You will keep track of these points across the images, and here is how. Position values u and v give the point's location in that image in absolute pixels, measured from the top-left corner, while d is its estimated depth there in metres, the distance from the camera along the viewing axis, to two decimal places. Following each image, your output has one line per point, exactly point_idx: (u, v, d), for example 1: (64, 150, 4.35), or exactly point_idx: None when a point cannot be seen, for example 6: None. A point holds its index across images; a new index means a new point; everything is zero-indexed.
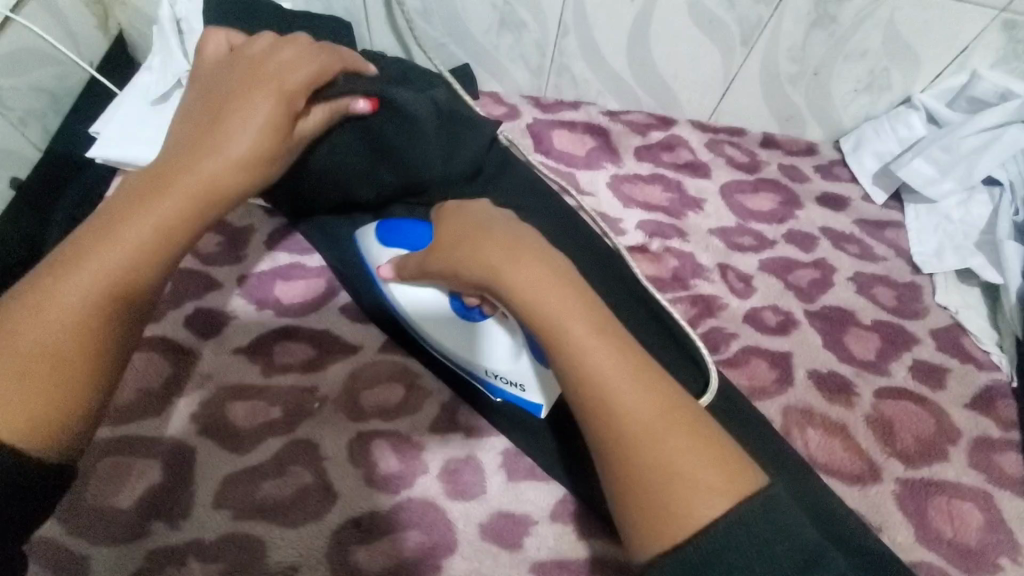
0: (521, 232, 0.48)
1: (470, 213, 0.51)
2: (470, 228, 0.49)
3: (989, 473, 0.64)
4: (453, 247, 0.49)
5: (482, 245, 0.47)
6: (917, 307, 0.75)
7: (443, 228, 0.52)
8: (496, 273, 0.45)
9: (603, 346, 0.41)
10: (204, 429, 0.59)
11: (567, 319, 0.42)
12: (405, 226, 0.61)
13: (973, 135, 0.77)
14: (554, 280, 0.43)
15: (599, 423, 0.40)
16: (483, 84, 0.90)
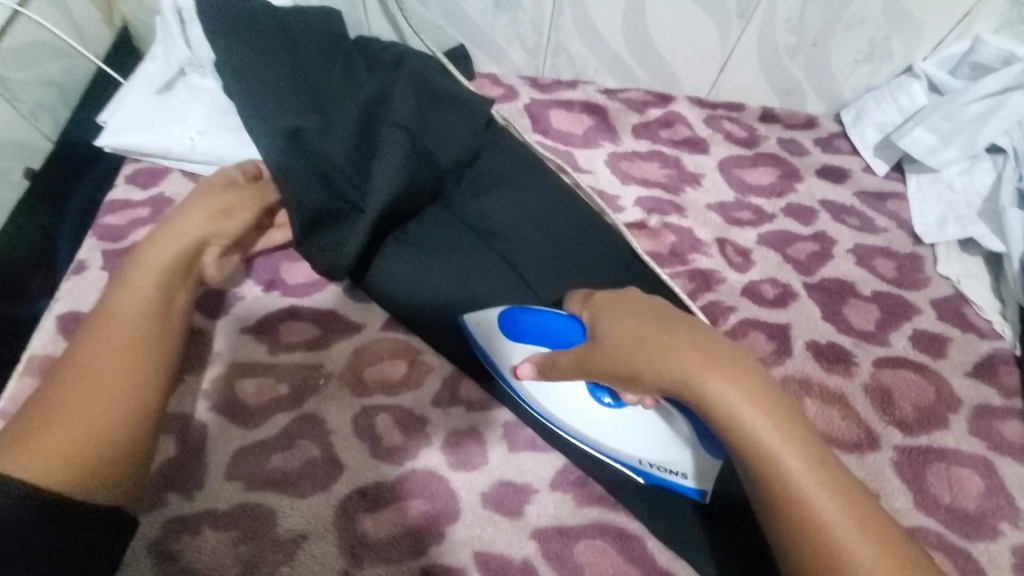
0: (706, 332, 0.44)
1: (635, 308, 0.47)
2: (653, 325, 0.44)
3: (989, 440, 0.64)
4: (625, 348, 0.45)
5: (665, 346, 0.43)
6: (917, 278, 0.75)
7: (608, 322, 0.48)
8: (698, 385, 0.41)
9: (819, 480, 0.41)
10: (215, 406, 0.61)
11: (787, 453, 0.41)
12: (549, 323, 0.55)
13: (973, 103, 0.77)
14: (767, 402, 0.42)
15: (814, 561, 0.40)
16: (481, 66, 0.90)
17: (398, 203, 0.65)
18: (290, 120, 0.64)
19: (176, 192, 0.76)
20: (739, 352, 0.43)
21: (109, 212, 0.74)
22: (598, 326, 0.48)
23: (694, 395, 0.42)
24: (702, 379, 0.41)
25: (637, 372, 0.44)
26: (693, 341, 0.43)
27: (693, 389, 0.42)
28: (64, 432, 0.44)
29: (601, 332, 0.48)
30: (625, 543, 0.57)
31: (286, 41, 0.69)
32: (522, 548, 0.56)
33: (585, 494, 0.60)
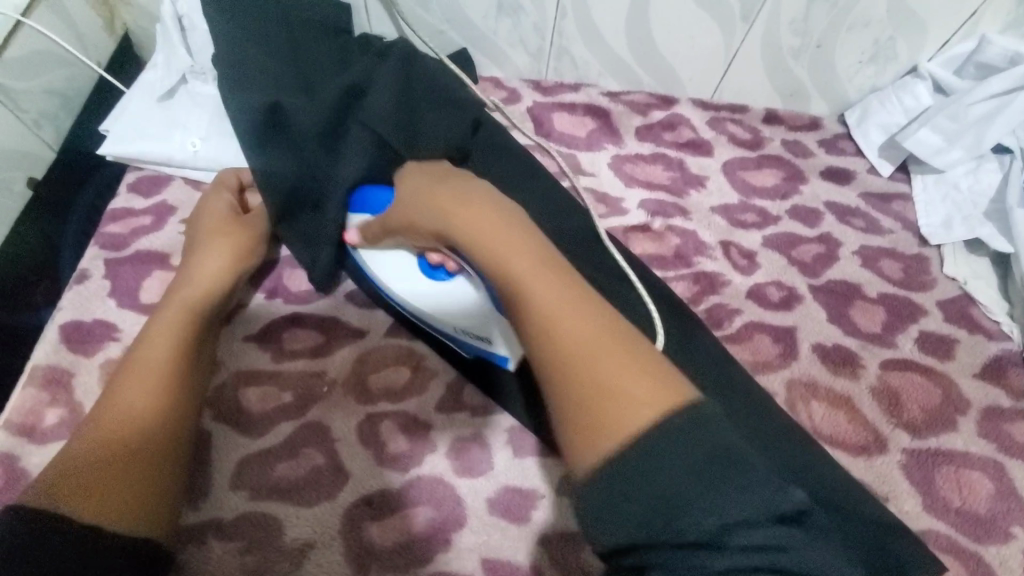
0: (503, 203, 0.52)
1: (432, 172, 0.59)
2: (449, 188, 0.54)
3: (999, 443, 0.63)
4: (416, 198, 0.55)
5: (466, 198, 0.52)
6: (923, 279, 0.74)
7: (411, 187, 0.57)
8: (453, 227, 0.51)
9: (555, 284, 0.46)
10: (218, 414, 0.60)
11: (518, 265, 0.47)
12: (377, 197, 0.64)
13: (980, 103, 0.76)
14: (520, 235, 0.49)
15: (542, 348, 0.44)
16: (483, 69, 0.90)
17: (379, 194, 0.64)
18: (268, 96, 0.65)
19: (178, 200, 0.76)
20: (527, 221, 0.51)
21: (111, 220, 0.74)
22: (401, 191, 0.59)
23: (465, 234, 0.50)
24: (454, 216, 0.51)
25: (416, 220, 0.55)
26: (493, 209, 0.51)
27: (450, 233, 0.52)
28: (103, 473, 0.46)
29: (406, 192, 0.57)
30: None
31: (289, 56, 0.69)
32: (529, 555, 0.56)
33: None
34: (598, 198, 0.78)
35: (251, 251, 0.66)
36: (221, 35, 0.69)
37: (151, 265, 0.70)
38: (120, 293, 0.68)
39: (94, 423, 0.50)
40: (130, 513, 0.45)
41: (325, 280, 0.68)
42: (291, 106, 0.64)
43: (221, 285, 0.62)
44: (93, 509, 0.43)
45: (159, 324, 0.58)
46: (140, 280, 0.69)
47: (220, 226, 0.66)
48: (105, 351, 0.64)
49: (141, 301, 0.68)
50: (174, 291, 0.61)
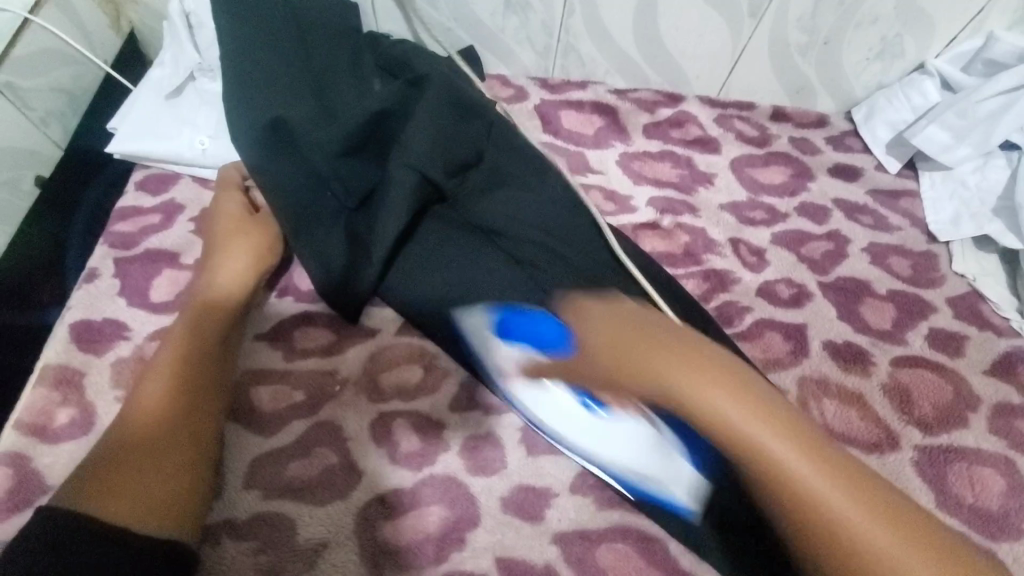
0: (682, 333, 0.52)
1: (610, 320, 0.53)
2: (643, 342, 0.49)
3: (1010, 439, 0.63)
4: (602, 355, 0.51)
5: (658, 353, 0.48)
6: (933, 276, 0.74)
7: (595, 332, 0.52)
8: (690, 398, 0.45)
9: (808, 457, 0.44)
10: (231, 414, 0.60)
11: (785, 447, 0.44)
12: (533, 321, 0.60)
13: (988, 100, 0.76)
14: (759, 408, 0.45)
15: (801, 525, 0.43)
16: (489, 67, 0.90)
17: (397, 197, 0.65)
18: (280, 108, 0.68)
19: (186, 198, 0.76)
20: (722, 354, 0.49)
21: (119, 219, 0.74)
22: (585, 337, 0.53)
23: (700, 408, 0.45)
24: (691, 394, 0.46)
25: (625, 372, 0.49)
26: (704, 360, 0.48)
27: (683, 403, 0.46)
28: (129, 474, 0.48)
29: (588, 336, 0.53)
30: (648, 546, 0.56)
31: (298, 59, 0.72)
32: (544, 553, 0.55)
33: (603, 497, 0.59)
34: (607, 195, 0.78)
35: (267, 248, 0.67)
36: (233, 44, 0.71)
37: (160, 264, 0.70)
38: (130, 292, 0.68)
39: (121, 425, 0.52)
40: (151, 513, 0.46)
41: (340, 291, 0.66)
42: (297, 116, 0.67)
43: (238, 285, 0.64)
44: (118, 508, 0.45)
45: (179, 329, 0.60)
46: (149, 279, 0.69)
47: (236, 227, 0.68)
48: (115, 350, 0.64)
49: (151, 300, 0.67)
50: (194, 294, 0.63)
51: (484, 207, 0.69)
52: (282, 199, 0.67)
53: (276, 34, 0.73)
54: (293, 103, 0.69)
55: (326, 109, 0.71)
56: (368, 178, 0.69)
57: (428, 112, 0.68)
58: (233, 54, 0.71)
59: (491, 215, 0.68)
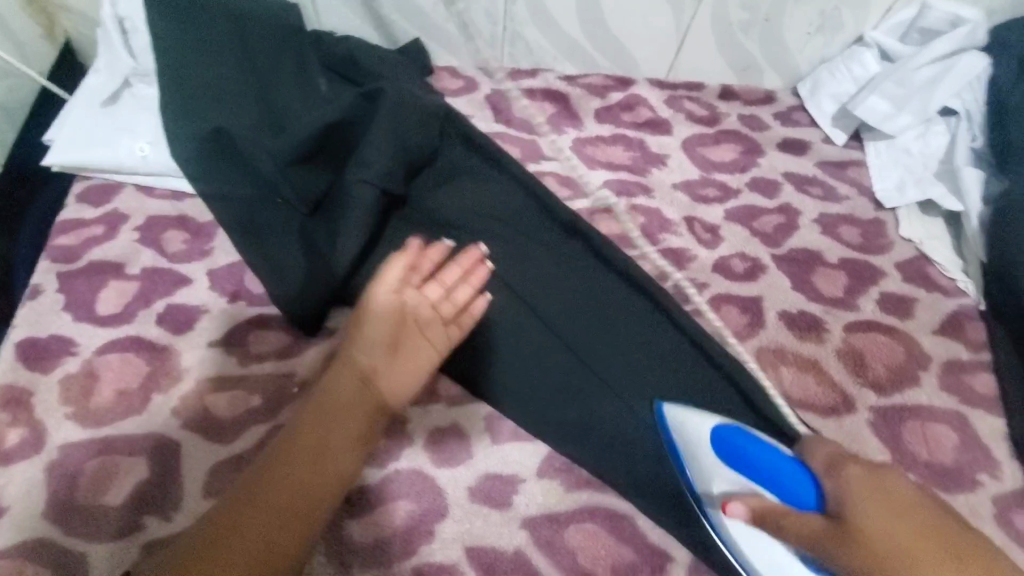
0: (939, 520, 0.42)
1: (892, 499, 0.42)
2: (919, 539, 0.40)
3: (960, 394, 0.65)
4: (887, 556, 0.40)
5: (919, 550, 0.40)
6: (881, 243, 0.76)
7: (864, 510, 0.42)
8: None
9: None
10: (187, 423, 0.59)
11: None
12: (780, 468, 0.49)
13: (925, 67, 0.80)
14: None
15: None
16: (438, 59, 0.89)
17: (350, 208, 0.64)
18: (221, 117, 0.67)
19: (131, 208, 0.74)
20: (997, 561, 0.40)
21: (62, 232, 0.72)
22: (857, 515, 0.42)
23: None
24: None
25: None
26: (960, 552, 0.40)
27: None
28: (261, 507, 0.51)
29: (852, 510, 0.43)
30: (616, 522, 0.57)
31: (236, 65, 0.71)
32: (513, 539, 0.55)
33: (571, 478, 0.59)
34: (562, 181, 0.78)
35: None
36: (164, 57, 0.70)
37: (106, 275, 0.68)
38: (76, 306, 0.66)
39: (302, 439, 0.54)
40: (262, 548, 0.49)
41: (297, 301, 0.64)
42: (235, 128, 0.66)
43: None
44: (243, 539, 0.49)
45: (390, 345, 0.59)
46: (95, 291, 0.67)
47: None
48: (63, 367, 0.62)
49: (98, 313, 0.65)
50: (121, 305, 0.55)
51: (442, 206, 0.70)
52: (228, 210, 0.66)
53: (212, 42, 0.71)
54: (237, 114, 0.69)
55: (270, 114, 0.70)
56: (322, 185, 0.68)
57: (381, 117, 0.67)
58: (166, 67, 0.69)
59: (445, 213, 0.70)
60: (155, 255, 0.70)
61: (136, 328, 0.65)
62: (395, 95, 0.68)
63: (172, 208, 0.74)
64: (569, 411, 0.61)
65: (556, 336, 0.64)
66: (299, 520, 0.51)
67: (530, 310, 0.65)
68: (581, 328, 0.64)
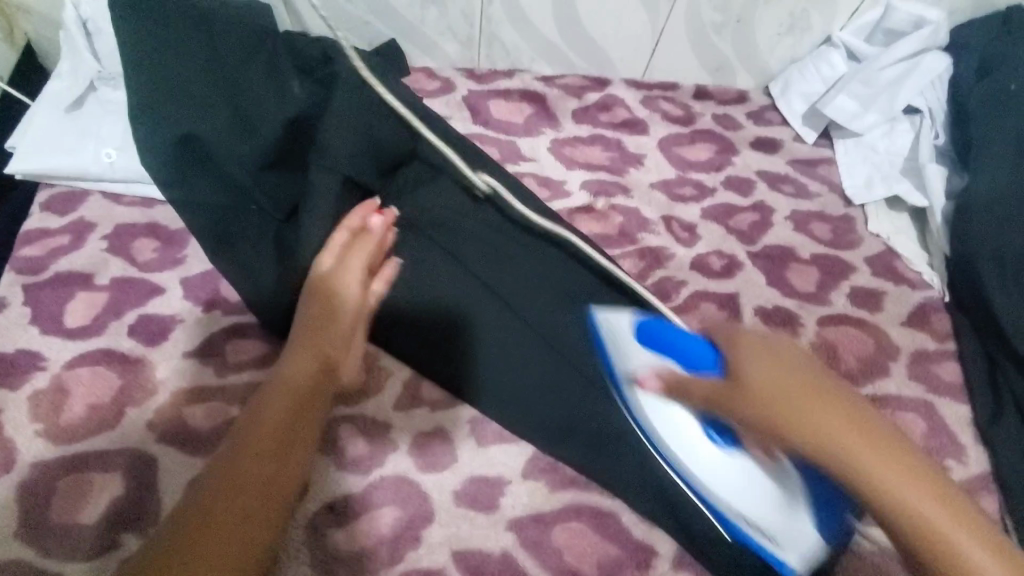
0: (848, 395, 0.40)
1: (782, 352, 0.43)
2: (802, 384, 0.40)
3: (928, 383, 0.68)
4: (771, 398, 0.40)
5: (806, 399, 0.39)
6: (851, 238, 0.78)
7: (757, 367, 0.42)
8: (837, 447, 0.38)
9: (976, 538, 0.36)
10: (163, 436, 0.58)
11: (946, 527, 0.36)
12: (681, 343, 0.46)
13: (889, 67, 0.83)
14: (917, 472, 0.37)
15: None
16: (414, 60, 0.89)
17: (322, 210, 0.64)
18: (191, 120, 0.65)
19: (100, 217, 0.72)
20: (882, 420, 0.40)
21: (26, 243, 0.69)
22: (743, 367, 0.42)
23: (850, 466, 0.38)
24: (847, 448, 0.38)
25: (778, 428, 0.40)
26: (844, 409, 0.39)
27: (834, 458, 0.38)
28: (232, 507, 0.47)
29: (743, 365, 0.42)
30: (601, 521, 0.58)
31: (204, 66, 0.68)
32: (499, 541, 0.56)
33: (556, 478, 0.60)
34: (540, 181, 0.78)
35: None
36: (132, 59, 0.68)
37: (74, 287, 0.66)
38: (42, 320, 0.63)
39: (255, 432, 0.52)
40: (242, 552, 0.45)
41: (269, 304, 0.64)
42: (205, 133, 0.65)
43: None
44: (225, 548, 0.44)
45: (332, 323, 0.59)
46: (62, 304, 0.65)
47: None
48: (31, 383, 0.60)
49: (66, 326, 0.63)
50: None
51: (415, 208, 0.69)
52: (202, 217, 0.66)
53: (180, 43, 0.69)
54: (206, 116, 0.66)
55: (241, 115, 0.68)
56: (297, 190, 0.68)
57: (353, 120, 0.66)
58: (134, 69, 0.68)
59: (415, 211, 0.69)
60: (125, 265, 0.69)
61: (107, 341, 0.63)
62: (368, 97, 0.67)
63: (142, 215, 0.73)
64: (551, 411, 0.61)
65: (531, 333, 0.63)
66: (274, 511, 0.49)
67: (504, 307, 0.64)
68: (559, 325, 0.63)
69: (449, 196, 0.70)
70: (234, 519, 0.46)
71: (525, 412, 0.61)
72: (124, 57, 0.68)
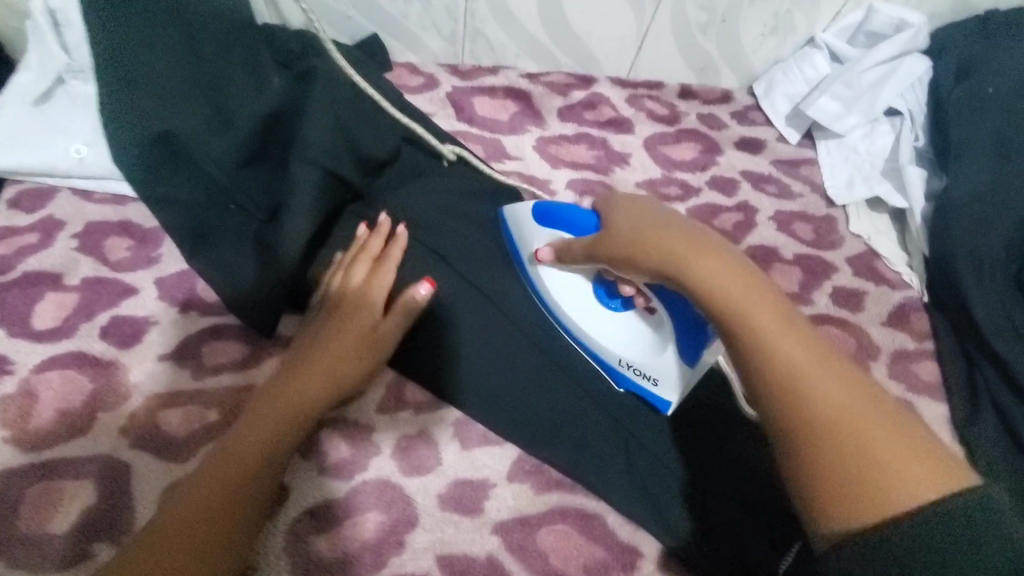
0: (692, 226, 0.43)
1: (644, 206, 0.47)
2: (648, 222, 0.44)
3: (907, 382, 0.68)
4: (628, 235, 0.45)
5: (657, 231, 0.43)
6: (833, 239, 0.79)
7: (622, 218, 0.47)
8: (675, 261, 0.40)
9: (790, 333, 0.36)
10: (137, 442, 0.56)
11: (756, 319, 0.36)
12: (564, 214, 0.58)
13: (871, 69, 0.83)
14: (741, 279, 0.38)
15: (779, 404, 0.34)
16: (397, 55, 0.87)
17: (302, 206, 0.62)
18: (166, 115, 0.63)
19: (71, 215, 0.70)
20: (733, 250, 0.41)
21: None
22: (612, 220, 0.48)
23: (686, 279, 0.40)
24: (684, 261, 0.40)
25: (636, 254, 0.43)
26: (691, 237, 0.42)
27: (674, 271, 0.40)
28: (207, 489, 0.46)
29: (611, 219, 0.48)
30: (587, 523, 0.57)
31: (182, 59, 0.66)
32: (485, 545, 0.55)
33: (541, 480, 0.60)
34: (525, 180, 0.77)
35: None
36: (101, 44, 0.64)
37: (43, 288, 0.64)
38: (9, 321, 0.61)
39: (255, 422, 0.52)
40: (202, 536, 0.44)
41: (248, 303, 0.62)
42: (183, 130, 0.63)
43: None
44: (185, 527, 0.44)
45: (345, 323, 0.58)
46: (30, 304, 0.62)
47: None
48: None
49: (34, 328, 0.61)
50: None
51: (403, 202, 0.66)
52: (179, 214, 0.63)
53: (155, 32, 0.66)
54: (183, 111, 0.64)
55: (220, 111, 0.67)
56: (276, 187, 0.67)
57: (334, 118, 0.65)
58: (104, 57, 0.64)
59: (406, 209, 0.66)
60: (98, 265, 0.66)
61: (78, 343, 0.61)
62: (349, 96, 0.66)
63: (114, 213, 0.71)
64: (537, 410, 0.60)
65: (512, 329, 0.63)
66: (246, 497, 0.47)
67: (489, 304, 0.63)
68: None
69: (436, 191, 0.68)
70: (201, 533, 0.44)
71: (512, 413, 0.61)
72: (94, 44, 0.63)
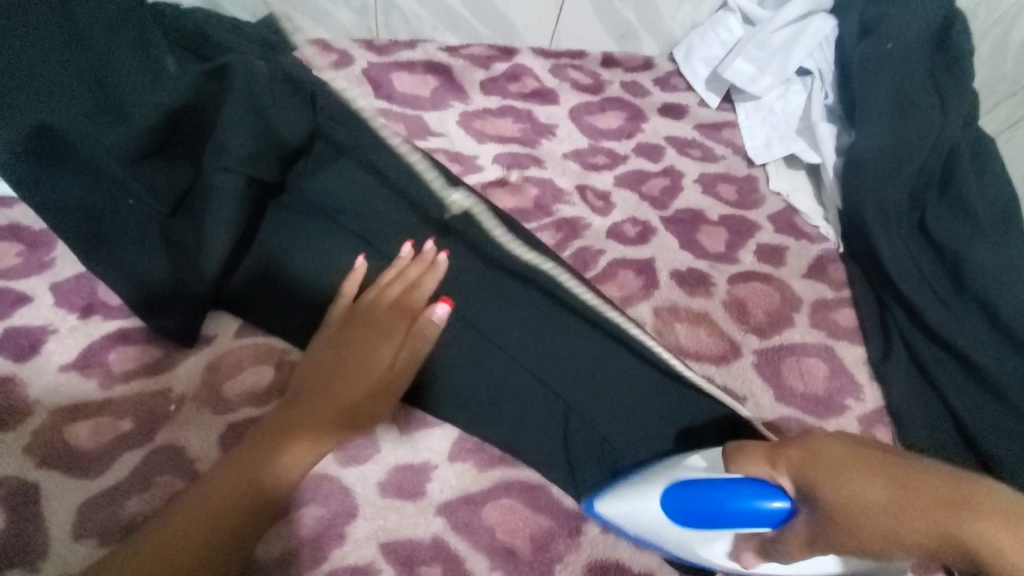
0: (857, 452, 0.42)
1: (821, 454, 0.43)
2: (841, 483, 0.40)
3: (828, 329, 0.71)
4: (839, 510, 0.40)
5: (855, 498, 0.40)
6: (755, 198, 0.82)
7: (812, 478, 0.42)
8: (886, 533, 0.38)
9: (1011, 535, 0.35)
10: (45, 460, 0.52)
11: (981, 539, 0.36)
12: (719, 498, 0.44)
13: (780, 30, 0.86)
14: (945, 501, 0.37)
15: None
16: (306, 32, 0.83)
17: (211, 202, 0.58)
18: (47, 109, 0.58)
19: None
20: (909, 460, 0.40)
21: None
22: (802, 483, 0.42)
23: (955, 546, 0.36)
24: (922, 522, 0.38)
25: (879, 534, 0.39)
26: (879, 469, 0.40)
27: (929, 543, 0.37)
28: (207, 494, 0.46)
29: (807, 484, 0.42)
30: (531, 494, 0.58)
31: (64, 52, 0.61)
32: (430, 527, 0.54)
33: (483, 458, 0.59)
34: (450, 156, 0.75)
35: None
36: None
37: None
38: None
39: (276, 428, 0.51)
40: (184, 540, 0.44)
41: (157, 300, 0.58)
42: (65, 123, 0.57)
43: None
44: (172, 531, 0.44)
45: (379, 331, 0.56)
46: None
47: None
48: None
49: None
50: None
51: (326, 190, 0.64)
52: (71, 221, 0.57)
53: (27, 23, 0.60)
54: (66, 105, 0.59)
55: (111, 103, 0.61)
56: (182, 183, 0.61)
57: (235, 100, 0.59)
58: None
59: (325, 196, 0.63)
60: None
61: None
62: (244, 71, 0.60)
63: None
64: (478, 387, 0.60)
65: (442, 302, 0.61)
66: (235, 505, 0.46)
67: None
68: (481, 307, 0.62)
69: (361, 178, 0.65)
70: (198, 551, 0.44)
71: (451, 395, 0.60)
72: None
